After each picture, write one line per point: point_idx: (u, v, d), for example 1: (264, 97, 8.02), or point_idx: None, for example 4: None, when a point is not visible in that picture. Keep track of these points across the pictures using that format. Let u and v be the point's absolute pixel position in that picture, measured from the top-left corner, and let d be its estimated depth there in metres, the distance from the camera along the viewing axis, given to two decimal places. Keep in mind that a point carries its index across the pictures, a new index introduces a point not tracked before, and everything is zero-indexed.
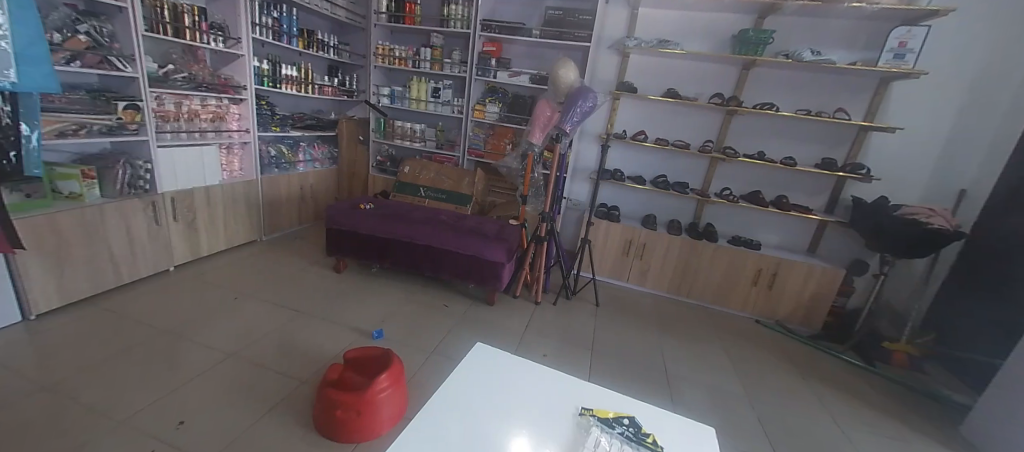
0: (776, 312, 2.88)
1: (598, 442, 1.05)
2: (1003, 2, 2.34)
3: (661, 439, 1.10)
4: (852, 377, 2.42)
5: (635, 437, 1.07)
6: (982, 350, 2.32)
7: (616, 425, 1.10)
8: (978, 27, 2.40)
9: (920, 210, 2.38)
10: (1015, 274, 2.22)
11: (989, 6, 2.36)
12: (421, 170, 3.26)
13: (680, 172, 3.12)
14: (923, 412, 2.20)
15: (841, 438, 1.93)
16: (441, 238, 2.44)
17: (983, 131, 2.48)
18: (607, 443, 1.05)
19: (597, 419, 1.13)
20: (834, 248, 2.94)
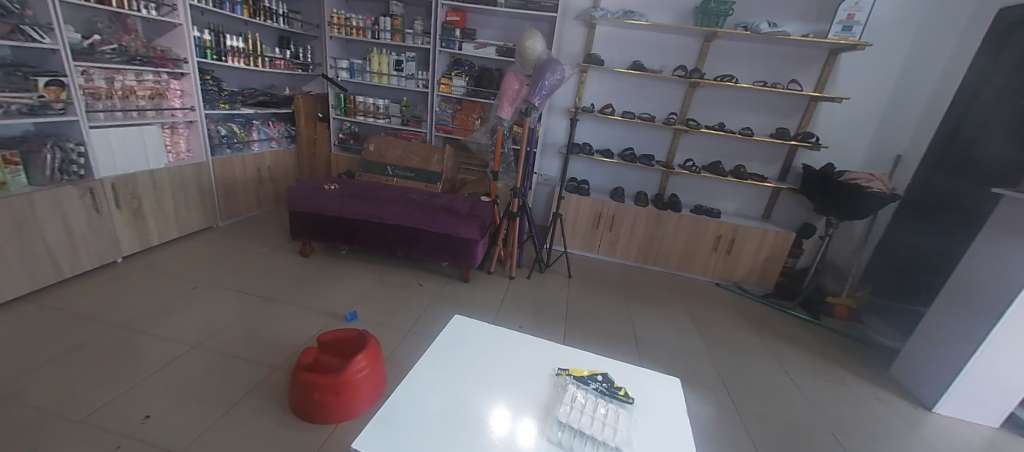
0: (734, 274, 3.07)
1: (573, 395, 1.10)
2: None
3: (632, 391, 1.17)
4: (801, 330, 2.65)
5: (608, 391, 1.13)
6: (911, 299, 2.59)
7: (591, 382, 1.16)
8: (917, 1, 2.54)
9: (862, 174, 2.55)
10: (939, 231, 2.48)
11: None
12: (386, 147, 3.16)
13: (645, 145, 3.19)
14: (860, 358, 2.45)
15: (789, 383, 2.14)
16: (411, 217, 2.40)
17: (918, 101, 2.68)
18: (580, 397, 1.10)
19: (573, 378, 1.18)
20: (786, 214, 3.14)
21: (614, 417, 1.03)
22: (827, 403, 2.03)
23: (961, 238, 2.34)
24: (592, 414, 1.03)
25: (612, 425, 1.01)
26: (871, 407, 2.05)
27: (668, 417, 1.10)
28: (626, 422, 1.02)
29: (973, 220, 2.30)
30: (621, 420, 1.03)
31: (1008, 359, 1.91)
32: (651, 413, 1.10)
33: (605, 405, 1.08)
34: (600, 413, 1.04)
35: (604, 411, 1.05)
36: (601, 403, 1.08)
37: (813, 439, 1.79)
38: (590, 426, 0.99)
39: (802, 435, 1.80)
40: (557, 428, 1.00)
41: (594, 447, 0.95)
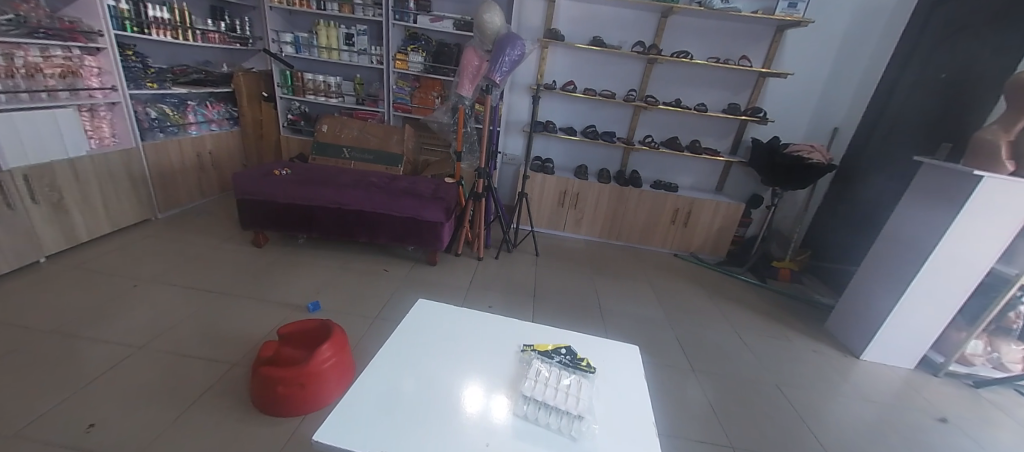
0: (690, 245, 3.23)
1: (537, 368, 1.12)
2: None
3: (594, 361, 1.22)
4: (751, 293, 2.85)
5: (571, 363, 1.17)
6: (845, 259, 2.85)
7: (555, 355, 1.19)
8: None
9: (804, 147, 2.74)
10: (869, 197, 2.72)
11: None
12: (341, 128, 3.00)
13: (606, 121, 3.23)
14: (802, 315, 2.68)
15: (739, 342, 2.32)
16: (372, 201, 2.32)
17: (853, 77, 2.87)
18: (544, 370, 1.12)
19: (538, 352, 1.21)
20: (737, 186, 3.31)
21: (577, 387, 1.06)
22: (770, 357, 2.23)
23: (887, 203, 2.59)
24: (555, 386, 1.06)
25: (575, 395, 1.04)
26: (809, 358, 2.27)
27: (628, 383, 1.16)
28: (588, 390, 1.06)
29: (897, 186, 2.54)
30: (584, 389, 1.07)
31: (922, 307, 2.16)
32: (611, 380, 1.16)
33: (569, 376, 1.11)
34: (565, 384, 1.07)
35: (566, 382, 1.08)
36: (565, 375, 1.11)
37: (759, 392, 1.96)
38: (554, 397, 1.02)
39: (749, 389, 1.97)
40: (524, 401, 1.02)
41: (559, 417, 0.98)
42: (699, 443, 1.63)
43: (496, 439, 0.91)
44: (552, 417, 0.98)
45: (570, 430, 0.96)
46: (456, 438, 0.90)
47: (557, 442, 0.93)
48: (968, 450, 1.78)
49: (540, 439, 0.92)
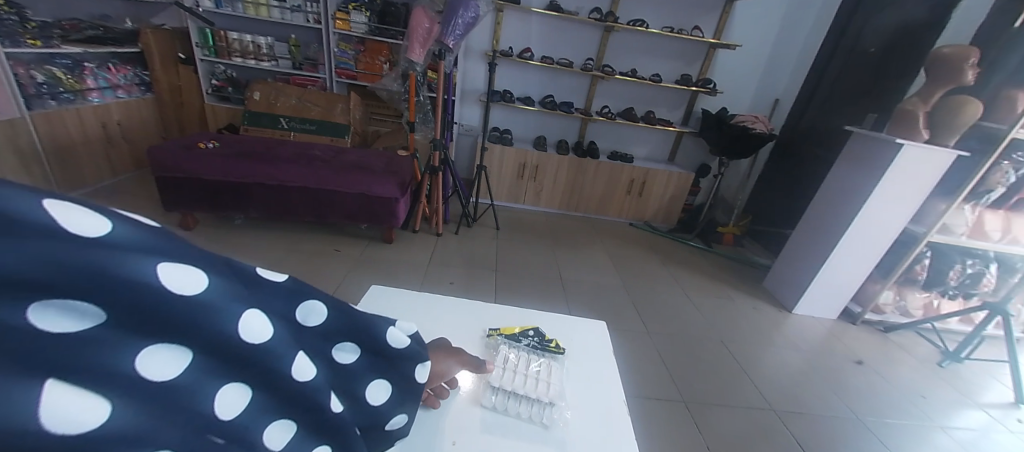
0: (644, 214, 3.33)
1: (504, 354, 1.09)
2: None
3: (562, 342, 1.21)
4: (700, 258, 3.02)
5: (540, 345, 1.15)
6: (781, 223, 3.08)
7: (522, 338, 1.16)
8: None
9: (748, 117, 2.85)
10: (804, 165, 2.93)
11: None
12: (276, 96, 2.73)
13: (564, 91, 3.19)
14: (744, 276, 2.89)
15: (689, 304, 2.46)
16: (317, 177, 2.15)
17: (793, 49, 3.02)
18: (511, 356, 1.09)
19: (505, 336, 1.17)
20: (687, 156, 3.43)
21: (547, 372, 1.04)
22: (717, 316, 2.40)
23: (820, 170, 2.80)
24: (526, 372, 1.03)
25: (545, 380, 1.01)
26: (751, 316, 2.46)
27: (596, 361, 1.16)
28: (558, 375, 1.04)
29: (828, 154, 2.75)
30: (554, 374, 1.04)
31: (847, 265, 2.39)
32: (580, 360, 1.15)
33: (537, 361, 1.08)
34: (533, 369, 1.05)
35: (535, 367, 1.06)
36: (534, 360, 1.08)
37: (708, 348, 2.10)
38: (525, 383, 0.98)
39: (698, 347, 2.11)
40: (494, 390, 0.97)
41: (529, 405, 0.95)
42: (655, 400, 1.73)
43: (463, 434, 0.86)
44: (525, 405, 0.94)
45: (542, 416, 0.93)
46: (425, 431, 0.84)
47: (530, 432, 0.89)
48: (878, 387, 2.04)
49: (510, 431, 0.89)
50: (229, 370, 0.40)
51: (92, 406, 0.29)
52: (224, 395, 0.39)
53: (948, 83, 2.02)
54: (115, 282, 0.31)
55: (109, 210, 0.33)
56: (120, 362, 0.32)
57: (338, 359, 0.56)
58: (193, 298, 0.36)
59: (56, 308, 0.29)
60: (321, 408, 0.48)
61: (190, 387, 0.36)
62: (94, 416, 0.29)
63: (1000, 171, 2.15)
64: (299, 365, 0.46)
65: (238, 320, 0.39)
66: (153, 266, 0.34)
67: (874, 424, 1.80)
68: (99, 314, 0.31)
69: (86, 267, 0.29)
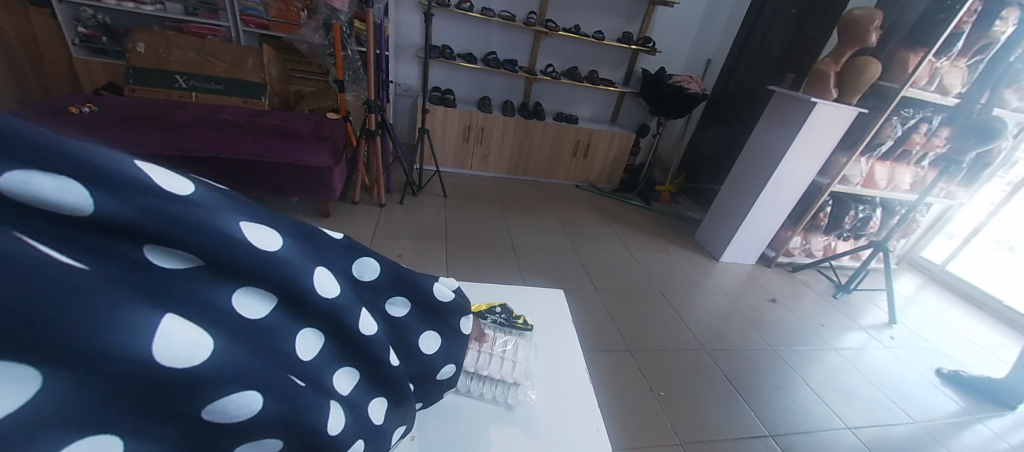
0: (589, 176, 3.39)
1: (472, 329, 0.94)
2: None
3: (530, 319, 1.06)
4: (641, 215, 3.15)
5: (506, 322, 0.97)
6: (711, 179, 3.29)
7: (488, 315, 0.97)
8: None
9: (683, 77, 2.91)
10: (731, 123, 3.11)
11: None
12: (164, 47, 2.31)
13: (506, 48, 3.04)
14: (679, 231, 3.08)
15: (632, 260, 2.57)
16: (230, 145, 1.88)
17: (724, 9, 3.12)
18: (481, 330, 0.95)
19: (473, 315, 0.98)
20: (628, 116, 3.49)
21: (514, 350, 0.92)
22: (657, 269, 2.54)
23: (744, 128, 2.99)
24: (492, 350, 0.90)
25: (512, 359, 0.89)
26: (685, 266, 2.63)
27: (564, 326, 1.07)
28: (524, 354, 0.92)
29: (752, 112, 2.93)
30: (520, 352, 0.92)
31: (766, 215, 2.62)
32: (548, 333, 1.03)
33: (502, 339, 0.94)
34: (499, 348, 0.91)
35: (501, 346, 0.92)
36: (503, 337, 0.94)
37: (644, 300, 2.21)
38: (491, 361, 0.87)
39: (642, 299, 2.22)
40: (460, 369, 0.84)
41: (493, 385, 0.84)
42: (604, 352, 1.82)
43: (429, 427, 0.76)
44: (490, 387, 0.84)
45: (506, 399, 0.83)
46: None
47: (490, 416, 0.81)
48: (788, 320, 2.31)
49: (472, 416, 0.80)
50: (293, 315, 0.44)
51: (195, 337, 0.34)
52: (302, 338, 0.45)
53: (855, 44, 2.20)
54: (206, 233, 0.35)
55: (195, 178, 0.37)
56: (215, 299, 0.37)
57: (390, 314, 0.60)
58: (272, 251, 0.41)
59: (167, 255, 0.34)
60: (379, 360, 0.53)
61: (271, 327, 0.42)
62: (198, 348, 0.34)
63: (890, 126, 2.40)
64: (363, 318, 0.51)
65: (306, 270, 0.44)
66: (236, 222, 0.38)
67: (784, 353, 2.04)
68: (192, 261, 0.36)
69: (168, 216, 0.33)
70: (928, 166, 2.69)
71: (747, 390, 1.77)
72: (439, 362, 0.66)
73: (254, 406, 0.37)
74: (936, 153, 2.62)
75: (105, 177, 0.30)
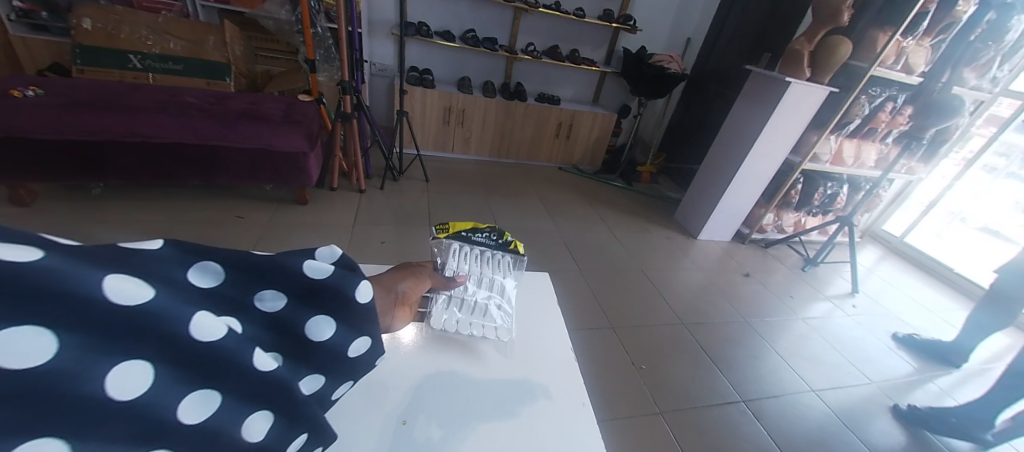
0: (571, 157, 3.37)
1: (454, 268, 0.83)
2: None
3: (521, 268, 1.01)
4: (622, 196, 3.18)
5: (496, 243, 0.91)
6: (690, 160, 3.33)
7: (475, 234, 0.90)
8: None
9: (664, 57, 2.89)
10: (710, 104, 3.14)
11: None
12: (116, 25, 2.13)
13: (485, 26, 2.95)
14: (660, 211, 3.12)
15: (614, 241, 2.60)
16: (197, 130, 1.77)
17: None
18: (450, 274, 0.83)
19: (464, 232, 0.89)
20: (609, 96, 3.48)
21: (499, 293, 0.85)
22: (637, 248, 2.58)
23: (722, 107, 3.02)
24: (474, 296, 0.83)
25: (497, 304, 0.83)
26: (664, 245, 2.69)
27: None
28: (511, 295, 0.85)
29: (730, 91, 2.96)
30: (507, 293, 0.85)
31: (741, 193, 2.68)
32: None
33: (490, 273, 0.86)
34: (484, 292, 0.84)
35: (484, 291, 0.84)
36: (488, 278, 0.85)
37: (626, 278, 2.26)
38: (474, 310, 0.82)
39: (624, 278, 2.26)
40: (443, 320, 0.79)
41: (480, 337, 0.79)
42: (587, 330, 1.84)
43: (427, 405, 0.66)
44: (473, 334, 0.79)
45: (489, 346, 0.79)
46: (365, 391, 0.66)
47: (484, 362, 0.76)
48: (762, 294, 2.40)
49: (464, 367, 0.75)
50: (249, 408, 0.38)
51: (134, 283, 0.30)
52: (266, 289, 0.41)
53: (829, 23, 2.23)
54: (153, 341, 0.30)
55: (142, 272, 0.31)
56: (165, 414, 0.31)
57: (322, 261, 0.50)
58: (222, 344, 0.35)
59: (124, 372, 0.29)
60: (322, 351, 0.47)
61: (222, 426, 0.36)
62: (138, 292, 0.30)
63: (858, 105, 2.46)
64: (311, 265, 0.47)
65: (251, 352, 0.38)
66: (189, 316, 0.33)
67: (756, 324, 2.12)
68: (146, 373, 0.31)
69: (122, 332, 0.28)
70: (891, 143, 2.79)
71: (723, 361, 1.83)
72: (348, 339, 0.50)
73: (215, 335, 0.35)
74: (898, 130, 2.72)
75: (66, 299, 0.25)
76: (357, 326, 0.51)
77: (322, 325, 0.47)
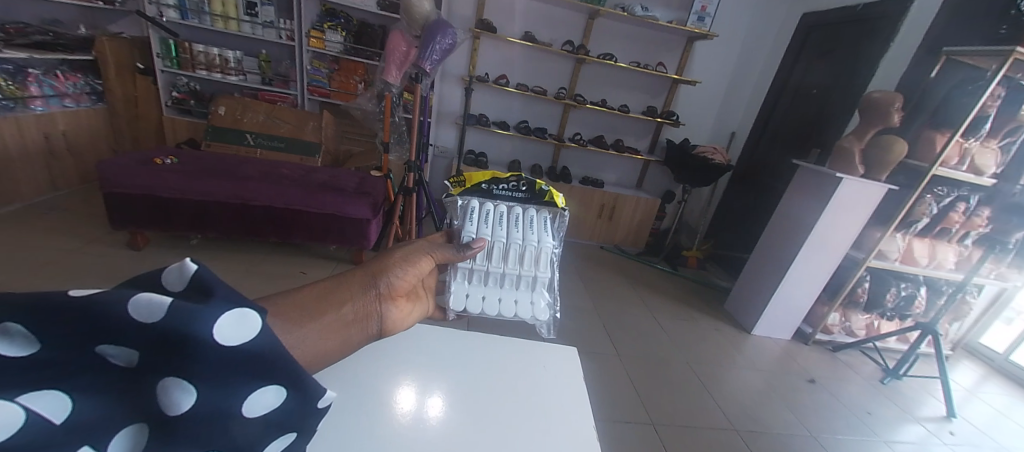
0: (614, 237, 3.43)
1: (473, 234, 0.77)
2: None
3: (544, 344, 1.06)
4: (666, 280, 3.12)
5: (525, 199, 0.86)
6: (739, 248, 3.25)
7: (503, 187, 0.85)
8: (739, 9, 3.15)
9: (707, 148, 3.02)
10: (757, 194, 3.14)
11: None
12: (241, 111, 2.64)
13: (538, 117, 3.28)
14: (707, 299, 3.00)
15: (656, 326, 2.53)
16: (285, 196, 2.07)
17: (743, 89, 3.34)
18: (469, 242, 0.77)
19: (484, 186, 0.85)
20: (653, 182, 3.60)
21: (533, 263, 0.80)
22: (683, 337, 2.47)
23: (771, 198, 3.01)
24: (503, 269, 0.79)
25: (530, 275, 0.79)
26: (714, 337, 2.55)
27: None
28: (543, 262, 0.80)
29: (777, 183, 2.98)
30: (540, 262, 0.80)
31: (797, 288, 2.53)
32: None
33: (518, 232, 0.80)
34: (513, 257, 0.79)
35: (512, 262, 0.79)
36: (517, 245, 0.78)
37: (673, 370, 2.15)
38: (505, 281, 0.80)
39: (669, 370, 2.15)
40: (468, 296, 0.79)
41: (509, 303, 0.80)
42: (627, 424, 1.74)
43: None
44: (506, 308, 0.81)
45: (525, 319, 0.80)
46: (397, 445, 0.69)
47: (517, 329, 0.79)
48: (830, 405, 2.15)
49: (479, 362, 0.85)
50: None
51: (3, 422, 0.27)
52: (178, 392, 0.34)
53: (878, 124, 2.24)
54: None
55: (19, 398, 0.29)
56: None
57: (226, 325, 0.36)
58: None
59: None
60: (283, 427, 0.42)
61: None
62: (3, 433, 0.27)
63: (924, 202, 2.35)
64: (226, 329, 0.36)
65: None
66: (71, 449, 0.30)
67: (824, 441, 1.89)
68: None
69: None
70: (971, 245, 2.57)
71: None
72: (235, 397, 0.37)
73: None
74: (978, 233, 2.52)
75: None
76: (250, 379, 0.38)
77: (182, 391, 0.35)
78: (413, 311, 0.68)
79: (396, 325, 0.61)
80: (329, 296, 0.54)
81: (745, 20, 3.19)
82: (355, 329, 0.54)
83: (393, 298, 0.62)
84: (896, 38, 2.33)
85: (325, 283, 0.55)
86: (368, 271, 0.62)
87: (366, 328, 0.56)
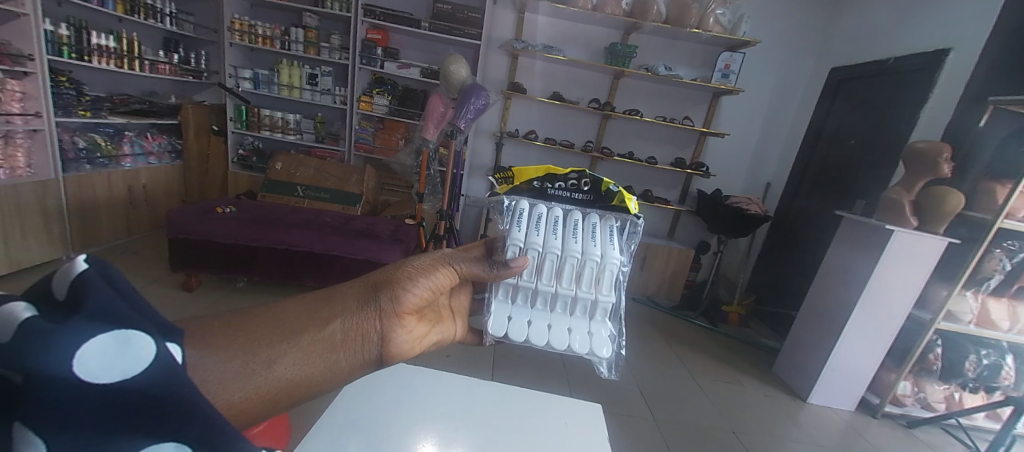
0: (646, 289, 3.34)
1: (520, 244, 0.79)
2: (779, 49, 3.19)
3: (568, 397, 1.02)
4: (704, 336, 2.95)
5: (581, 199, 0.90)
6: (784, 304, 3.05)
7: (559, 184, 0.90)
8: (764, 66, 3.23)
9: (743, 198, 2.95)
10: (801, 245, 3.00)
11: (771, 51, 3.19)
12: (295, 166, 2.91)
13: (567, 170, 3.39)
14: (751, 358, 2.79)
15: (695, 387, 2.35)
16: (325, 242, 2.21)
17: (775, 141, 3.33)
18: (513, 256, 0.78)
19: (537, 183, 0.90)
20: (686, 233, 3.54)
21: (596, 284, 0.81)
22: (726, 402, 2.27)
23: (815, 251, 2.86)
24: (556, 288, 0.81)
25: (589, 297, 0.81)
26: (763, 403, 2.33)
27: None
28: (607, 285, 0.81)
29: (822, 234, 2.84)
30: (603, 284, 0.81)
31: (855, 349, 2.30)
32: None
33: (577, 242, 0.82)
34: (573, 275, 0.81)
35: (570, 280, 0.81)
36: (575, 258, 0.80)
37: (714, 439, 1.95)
38: (557, 305, 0.83)
39: (713, 441, 1.94)
40: (511, 319, 0.80)
41: (567, 331, 0.80)
42: None
43: None
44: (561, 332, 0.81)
45: (580, 350, 0.79)
46: None
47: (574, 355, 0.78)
48: None
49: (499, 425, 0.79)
50: None
51: None
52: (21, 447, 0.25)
53: (927, 174, 2.13)
54: None
55: None
56: None
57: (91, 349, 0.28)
58: None
59: None
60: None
61: None
62: None
63: (993, 258, 2.17)
64: (84, 357, 0.28)
65: None
66: None
67: None
68: None
69: None
70: None
71: None
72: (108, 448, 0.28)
73: None
74: None
75: None
76: (129, 423, 0.29)
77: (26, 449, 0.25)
78: (424, 332, 0.67)
79: (403, 347, 0.61)
80: (320, 314, 0.54)
81: (771, 76, 3.26)
82: (347, 349, 0.53)
83: (399, 316, 0.61)
84: (934, 88, 2.28)
85: (318, 302, 0.56)
86: (380, 285, 0.63)
87: (363, 348, 0.55)
